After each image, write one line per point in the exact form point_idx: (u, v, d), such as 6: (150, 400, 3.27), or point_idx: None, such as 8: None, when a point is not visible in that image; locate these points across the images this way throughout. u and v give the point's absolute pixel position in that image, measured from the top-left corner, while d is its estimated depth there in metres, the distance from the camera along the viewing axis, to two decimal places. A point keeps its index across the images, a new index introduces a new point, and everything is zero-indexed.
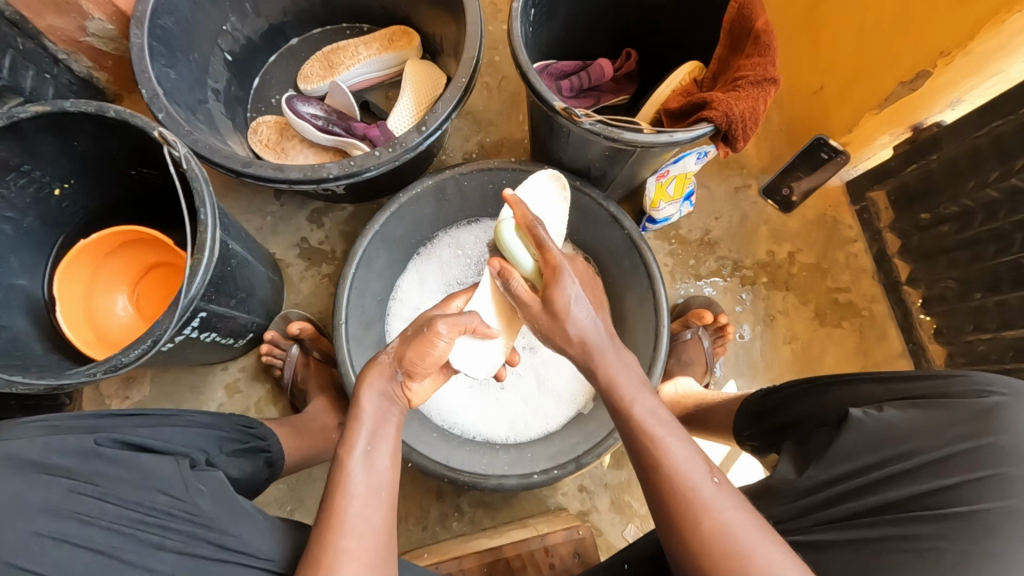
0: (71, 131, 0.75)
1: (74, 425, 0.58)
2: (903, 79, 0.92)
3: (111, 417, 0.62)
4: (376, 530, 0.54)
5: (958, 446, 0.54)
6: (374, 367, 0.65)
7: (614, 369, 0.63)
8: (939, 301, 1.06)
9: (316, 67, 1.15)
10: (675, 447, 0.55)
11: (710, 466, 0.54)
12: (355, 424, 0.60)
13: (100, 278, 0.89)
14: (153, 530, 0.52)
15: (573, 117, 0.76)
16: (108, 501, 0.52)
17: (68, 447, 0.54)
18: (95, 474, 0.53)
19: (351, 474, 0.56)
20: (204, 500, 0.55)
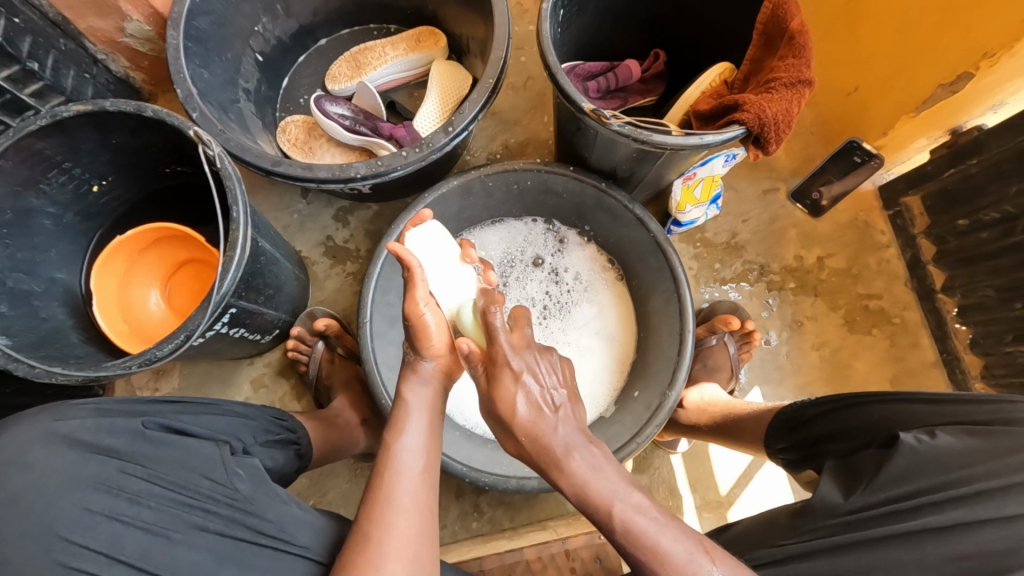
0: (111, 130, 0.78)
1: (123, 407, 0.59)
2: (943, 81, 0.89)
3: (155, 401, 0.64)
4: (419, 507, 0.57)
5: (1016, 475, 0.52)
6: (408, 368, 0.67)
7: (586, 478, 0.57)
8: (976, 310, 1.03)
9: (344, 67, 1.16)
10: (671, 548, 0.53)
11: (699, 541, 0.55)
12: (402, 412, 0.63)
13: (134, 273, 0.91)
14: (195, 512, 0.53)
15: (602, 119, 0.75)
16: (154, 483, 0.54)
17: (116, 428, 0.55)
18: (142, 456, 0.55)
19: (395, 461, 0.59)
20: (243, 484, 0.56)
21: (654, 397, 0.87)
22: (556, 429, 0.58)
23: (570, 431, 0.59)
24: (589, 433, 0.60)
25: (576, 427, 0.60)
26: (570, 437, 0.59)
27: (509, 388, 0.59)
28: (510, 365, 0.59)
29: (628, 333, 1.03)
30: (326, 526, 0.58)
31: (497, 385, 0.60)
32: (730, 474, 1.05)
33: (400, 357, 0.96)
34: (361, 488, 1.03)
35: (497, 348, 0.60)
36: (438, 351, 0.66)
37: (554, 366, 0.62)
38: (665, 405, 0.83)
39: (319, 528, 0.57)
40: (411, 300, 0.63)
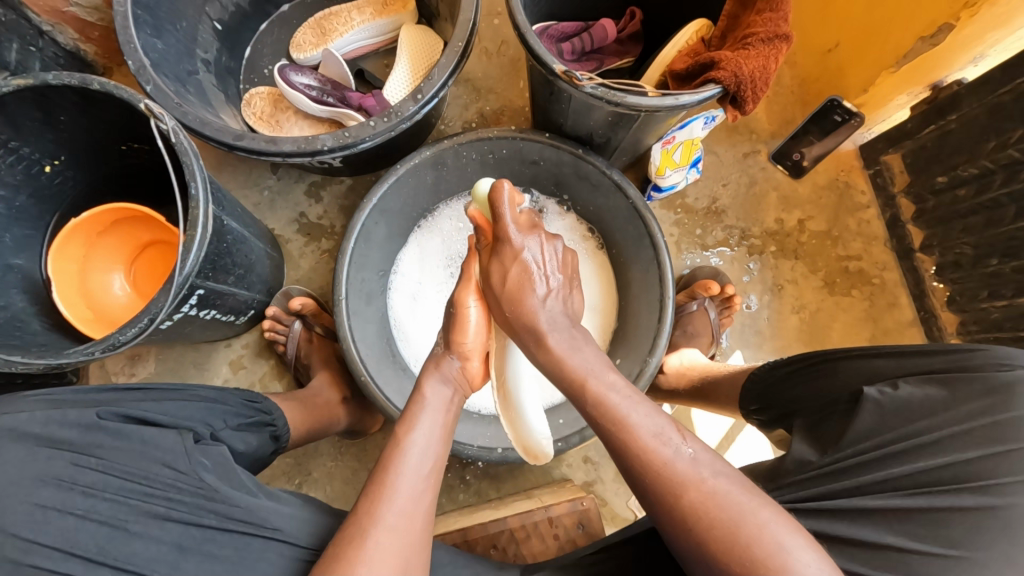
0: (57, 105, 0.73)
1: (79, 398, 0.58)
2: (923, 34, 0.87)
3: (115, 389, 0.62)
4: (418, 528, 0.54)
5: (971, 423, 0.54)
6: (433, 359, 0.67)
7: (563, 353, 0.58)
8: (952, 268, 1.03)
9: (309, 35, 1.11)
10: (641, 422, 0.53)
11: (681, 434, 0.53)
12: (415, 410, 0.61)
13: (95, 257, 0.88)
14: (157, 502, 0.53)
15: (574, 81, 0.73)
16: (112, 475, 0.53)
17: (69, 420, 0.54)
18: (97, 447, 0.54)
19: (403, 456, 0.57)
20: (207, 473, 0.56)
21: (635, 364, 0.87)
22: (530, 295, 0.60)
23: (552, 309, 0.60)
24: (574, 318, 0.61)
25: (563, 307, 0.61)
26: (551, 324, 0.59)
27: (510, 266, 0.61)
28: (515, 243, 0.61)
29: (610, 301, 1.02)
30: (298, 510, 0.58)
31: (495, 261, 0.62)
32: (712, 437, 1.06)
33: (380, 334, 0.95)
34: (346, 465, 1.03)
35: (501, 224, 0.60)
36: (470, 355, 0.67)
37: (553, 253, 0.62)
38: (646, 371, 0.83)
39: (289, 510, 0.57)
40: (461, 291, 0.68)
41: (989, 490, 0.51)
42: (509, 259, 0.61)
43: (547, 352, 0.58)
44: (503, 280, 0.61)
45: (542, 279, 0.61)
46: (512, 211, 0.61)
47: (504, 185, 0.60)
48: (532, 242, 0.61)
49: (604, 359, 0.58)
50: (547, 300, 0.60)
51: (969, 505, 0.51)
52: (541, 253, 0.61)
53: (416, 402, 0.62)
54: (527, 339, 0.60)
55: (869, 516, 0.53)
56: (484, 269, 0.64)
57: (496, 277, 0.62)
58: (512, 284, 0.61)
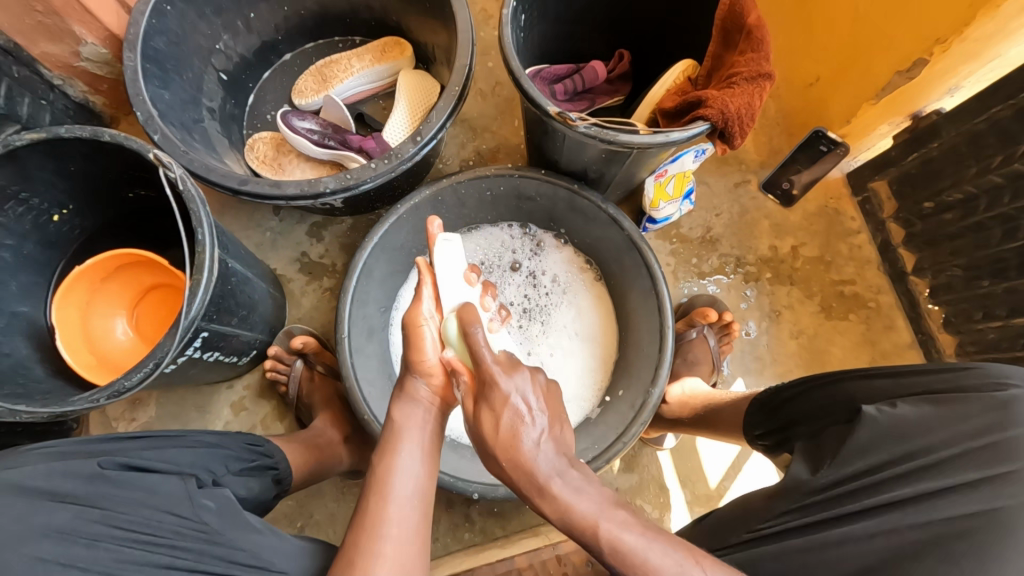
0: (68, 157, 0.76)
1: (78, 450, 0.58)
2: (899, 68, 0.91)
3: (117, 439, 0.62)
4: (412, 540, 0.54)
5: (970, 443, 0.54)
6: (400, 387, 0.65)
7: (569, 499, 0.53)
8: (946, 290, 1.05)
9: (310, 81, 1.15)
10: (662, 563, 0.49)
11: (705, 567, 0.49)
12: (396, 432, 0.61)
13: (98, 302, 0.89)
14: (163, 551, 0.52)
15: (568, 121, 0.76)
16: (116, 524, 0.52)
17: (72, 470, 0.54)
18: (102, 496, 0.53)
19: (388, 483, 0.57)
20: (210, 518, 0.55)
21: (638, 394, 0.87)
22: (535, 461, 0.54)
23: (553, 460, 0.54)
24: (573, 456, 0.56)
25: (557, 448, 0.55)
26: (549, 470, 0.54)
27: (501, 411, 0.56)
28: (502, 388, 0.56)
29: (610, 332, 1.03)
30: (303, 552, 0.58)
31: (483, 408, 0.57)
32: (718, 467, 1.05)
33: (381, 371, 0.95)
34: (348, 506, 1.01)
35: (483, 369, 0.58)
36: (435, 370, 0.64)
37: (539, 392, 0.58)
38: (648, 402, 0.83)
39: (294, 552, 0.57)
40: (414, 311, 0.66)
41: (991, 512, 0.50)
42: (499, 409, 0.56)
43: (553, 501, 0.53)
44: (496, 433, 0.55)
45: (536, 429, 0.55)
46: (490, 353, 0.59)
47: (475, 333, 0.60)
48: (517, 379, 0.57)
49: (610, 496, 0.54)
50: (540, 441, 0.55)
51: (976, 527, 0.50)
52: (530, 398, 0.56)
53: (393, 428, 0.61)
54: (523, 487, 0.55)
55: (875, 539, 0.53)
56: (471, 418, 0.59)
57: (489, 427, 0.56)
58: (503, 435, 0.55)
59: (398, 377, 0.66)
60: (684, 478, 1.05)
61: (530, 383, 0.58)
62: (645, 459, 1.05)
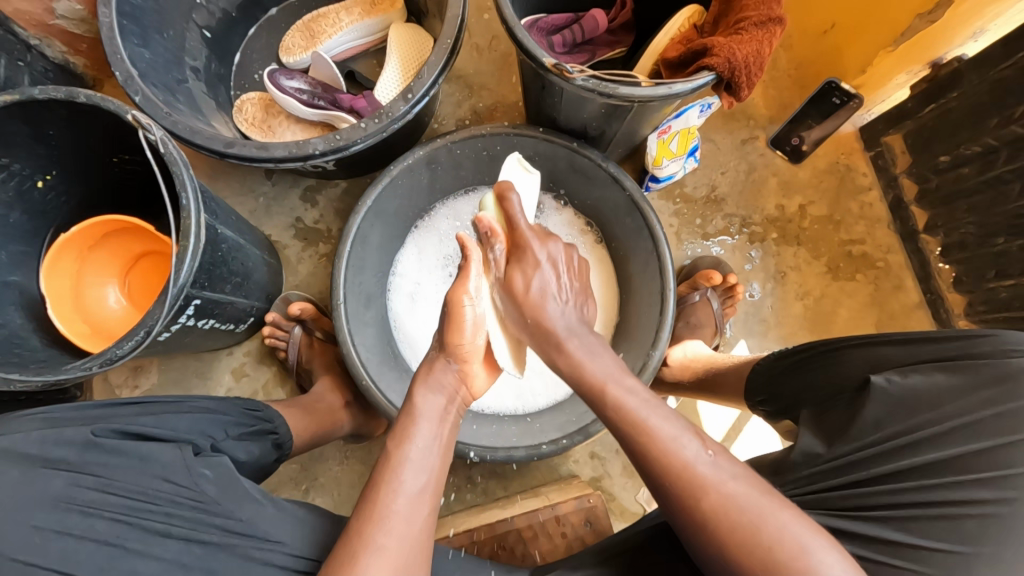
0: (46, 120, 0.73)
1: (74, 416, 0.57)
2: (920, 11, 0.86)
3: (113, 406, 0.62)
4: (416, 535, 0.54)
5: (980, 413, 0.52)
6: (426, 367, 0.66)
7: (582, 359, 0.61)
8: (958, 249, 1.01)
9: (298, 38, 1.10)
10: (660, 425, 0.56)
11: (704, 441, 0.55)
12: (409, 420, 0.61)
13: (90, 270, 0.88)
14: (157, 518, 0.52)
15: (565, 74, 0.71)
16: (112, 493, 0.52)
17: (65, 438, 0.53)
18: (96, 466, 0.53)
19: (400, 466, 0.57)
20: (207, 486, 0.55)
21: (638, 357, 0.86)
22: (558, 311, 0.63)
23: (570, 318, 0.63)
24: (590, 326, 0.64)
25: (576, 315, 0.64)
26: (568, 326, 0.62)
27: (531, 274, 0.63)
28: (535, 254, 0.64)
29: (610, 296, 1.01)
30: (300, 520, 0.58)
31: (515, 269, 0.65)
32: (719, 429, 1.05)
33: (380, 336, 0.95)
34: (352, 469, 1.03)
35: (517, 232, 0.65)
36: (467, 358, 0.67)
37: (568, 264, 0.66)
38: (649, 365, 0.83)
39: (290, 521, 0.57)
40: (457, 288, 0.66)
41: (1005, 484, 0.49)
42: (530, 272, 0.63)
43: (566, 356, 0.61)
44: (523, 293, 0.63)
45: (559, 299, 0.63)
46: (528, 222, 0.66)
47: (513, 197, 0.67)
48: (550, 248, 0.65)
49: (622, 368, 0.61)
50: (562, 307, 0.63)
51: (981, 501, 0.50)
52: (561, 276, 0.65)
53: (408, 412, 0.62)
54: (542, 345, 0.63)
55: (883, 512, 0.53)
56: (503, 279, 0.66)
57: (517, 282, 0.64)
58: (532, 296, 0.63)
59: (428, 355, 0.68)
60: None
61: (559, 250, 0.66)
62: None
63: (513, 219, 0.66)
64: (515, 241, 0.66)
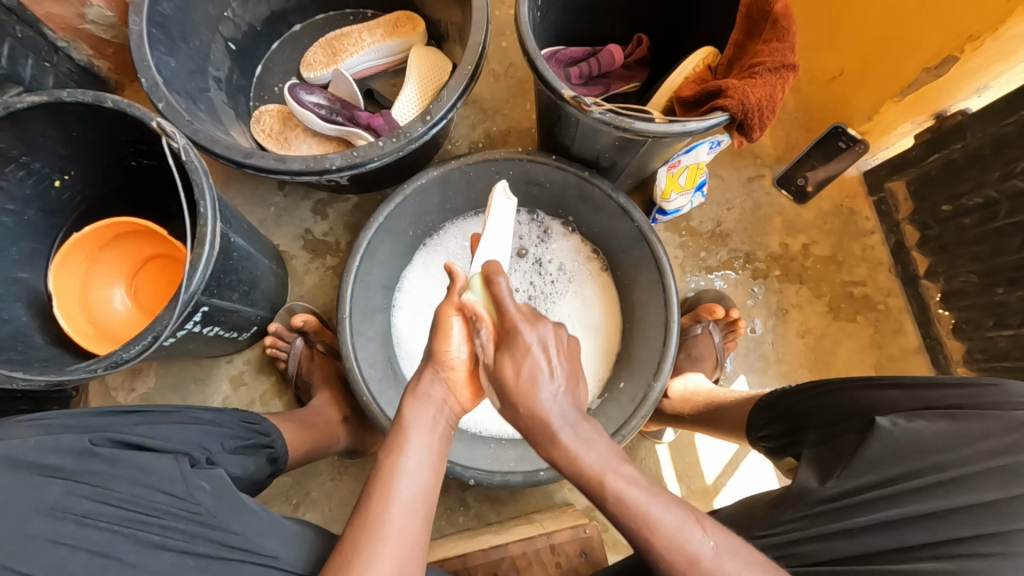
0: (70, 121, 0.74)
1: (73, 425, 0.57)
2: (927, 65, 0.89)
3: (113, 413, 0.62)
4: (410, 543, 0.53)
5: (985, 463, 0.52)
6: (415, 380, 0.64)
7: (578, 452, 0.54)
8: (958, 295, 1.03)
9: (319, 54, 1.12)
10: (664, 517, 0.51)
11: (703, 523, 0.52)
12: (403, 431, 0.59)
13: (96, 271, 0.88)
14: (152, 530, 0.52)
15: (582, 106, 0.73)
16: (107, 502, 0.51)
17: (62, 445, 0.53)
18: (91, 474, 0.52)
19: (391, 481, 0.55)
20: (204, 496, 0.55)
21: (639, 388, 0.87)
22: (548, 407, 0.55)
23: (563, 409, 0.55)
24: (585, 412, 0.57)
25: (571, 404, 0.56)
26: (565, 427, 0.55)
27: (522, 361, 0.56)
28: (527, 338, 0.57)
29: (613, 323, 1.02)
30: (296, 536, 0.57)
31: (503, 355, 0.58)
32: (716, 463, 1.05)
33: (382, 352, 0.95)
34: (345, 485, 1.02)
35: (507, 318, 0.59)
36: (453, 367, 0.64)
37: (558, 347, 0.58)
38: (649, 396, 0.83)
39: (286, 536, 0.56)
40: (444, 306, 0.65)
41: (1007, 537, 0.49)
42: (522, 357, 0.56)
43: (561, 450, 0.54)
44: (516, 378, 0.56)
45: (552, 381, 0.56)
46: (514, 304, 0.60)
47: (500, 281, 0.61)
48: (541, 330, 0.58)
49: (618, 451, 0.55)
50: (556, 393, 0.56)
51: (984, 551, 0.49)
52: (556, 360, 0.57)
53: (400, 424, 0.60)
54: (535, 437, 0.56)
55: (883, 557, 0.53)
56: (493, 369, 0.59)
57: (509, 374, 0.57)
58: (523, 386, 0.56)
59: (419, 367, 0.66)
60: (681, 473, 1.05)
61: (549, 334, 0.58)
62: (643, 452, 1.05)
63: (499, 304, 0.60)
64: (504, 328, 0.60)
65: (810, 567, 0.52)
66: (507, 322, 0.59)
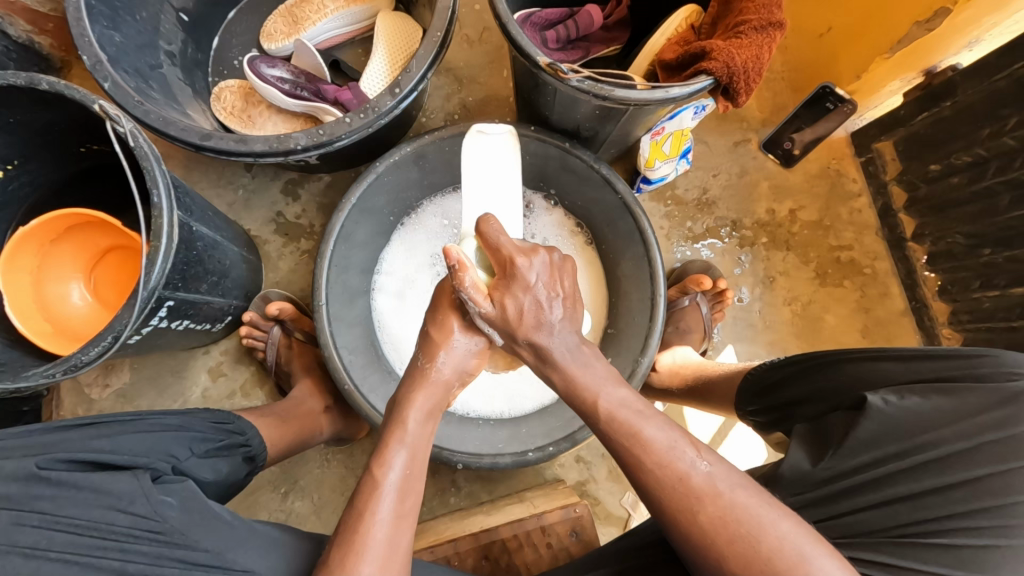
0: (6, 108, 0.68)
1: (21, 445, 0.55)
2: (919, 19, 0.85)
3: (64, 428, 0.59)
4: (397, 562, 0.53)
5: (979, 438, 0.52)
6: (416, 386, 0.63)
7: (576, 372, 0.60)
8: (945, 257, 1.02)
9: (280, 23, 1.05)
10: (656, 435, 0.55)
11: (698, 450, 0.54)
12: (392, 443, 0.59)
13: (50, 266, 0.83)
14: (112, 555, 0.50)
15: (559, 74, 0.69)
16: (59, 530, 0.49)
17: (6, 472, 0.50)
18: (40, 500, 0.50)
19: (372, 502, 0.54)
20: (170, 514, 0.53)
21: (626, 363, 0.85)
22: (551, 342, 0.61)
23: (564, 340, 0.61)
24: (581, 335, 0.63)
25: (570, 331, 0.62)
26: (565, 354, 0.61)
27: (522, 300, 0.60)
28: (528, 276, 0.60)
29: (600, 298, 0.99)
30: (269, 547, 0.57)
31: (504, 295, 0.61)
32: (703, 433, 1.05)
33: (363, 338, 0.92)
34: (333, 472, 1.01)
35: (507, 260, 0.61)
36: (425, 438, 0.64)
37: (554, 274, 0.63)
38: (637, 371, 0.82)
39: (259, 548, 0.56)
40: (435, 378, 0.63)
41: (1002, 511, 0.49)
42: (521, 295, 0.60)
43: (560, 373, 0.60)
44: (516, 316, 0.61)
45: (551, 319, 0.61)
46: (510, 242, 0.62)
47: (491, 222, 0.63)
48: (538, 264, 0.61)
49: (615, 376, 0.61)
50: (555, 330, 0.61)
51: (980, 526, 0.49)
52: (550, 296, 0.61)
53: (391, 437, 0.59)
54: (537, 361, 0.62)
55: (881, 536, 0.53)
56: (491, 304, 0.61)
57: (510, 313, 0.61)
58: (527, 321, 0.60)
59: (409, 365, 0.65)
60: None
61: (544, 266, 0.62)
62: None
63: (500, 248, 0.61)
64: (503, 265, 0.62)
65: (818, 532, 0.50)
66: (512, 270, 0.61)
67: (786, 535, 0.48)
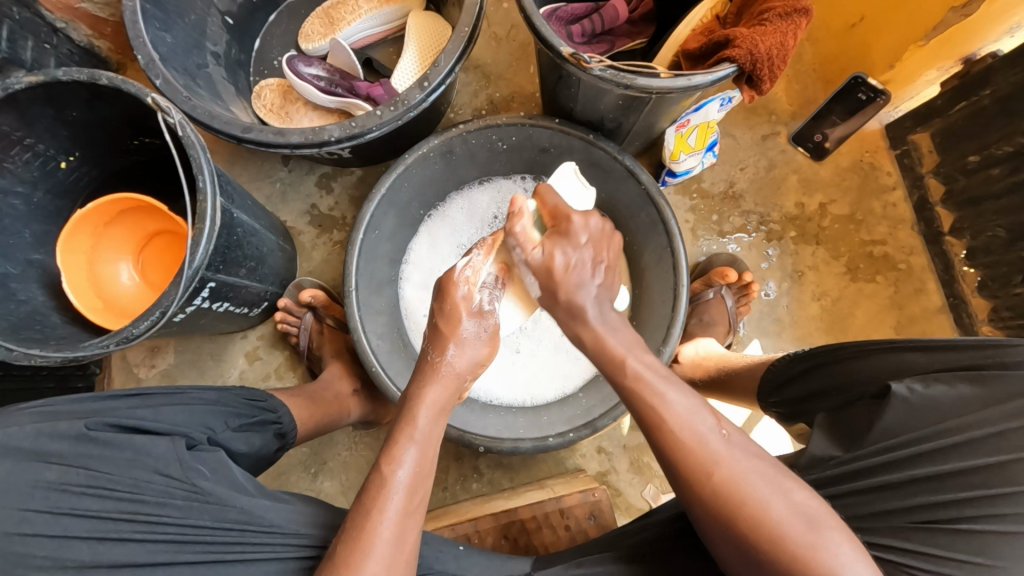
0: (70, 103, 0.74)
1: (71, 410, 0.58)
2: (954, 4, 0.83)
3: (112, 397, 0.62)
4: (404, 554, 0.54)
5: (1001, 424, 0.50)
6: (427, 369, 0.63)
7: (605, 330, 0.60)
8: (985, 252, 0.98)
9: (317, 24, 1.10)
10: (678, 399, 0.55)
11: (718, 419, 0.55)
12: (404, 438, 0.58)
13: (103, 247, 0.89)
14: (150, 507, 0.55)
15: (582, 64, 0.70)
16: (105, 483, 0.55)
17: (60, 431, 0.55)
18: (88, 457, 0.55)
19: (383, 497, 0.55)
20: (202, 478, 0.58)
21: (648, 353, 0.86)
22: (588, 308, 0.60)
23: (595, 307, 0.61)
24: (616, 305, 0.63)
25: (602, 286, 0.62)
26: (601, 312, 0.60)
27: (571, 253, 0.61)
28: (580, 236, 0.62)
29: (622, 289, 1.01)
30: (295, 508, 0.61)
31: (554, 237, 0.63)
32: None
33: (391, 325, 0.95)
34: (360, 454, 1.04)
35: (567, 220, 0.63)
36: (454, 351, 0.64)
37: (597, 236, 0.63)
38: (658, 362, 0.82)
39: (285, 509, 0.60)
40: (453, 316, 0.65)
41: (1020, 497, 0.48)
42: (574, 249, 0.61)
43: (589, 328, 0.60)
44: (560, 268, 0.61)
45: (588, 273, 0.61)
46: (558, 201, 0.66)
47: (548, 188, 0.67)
48: (592, 223, 0.63)
49: (640, 339, 0.60)
50: (593, 279, 0.61)
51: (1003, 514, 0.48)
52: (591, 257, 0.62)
53: (405, 431, 0.58)
54: (568, 320, 0.62)
55: (901, 521, 0.52)
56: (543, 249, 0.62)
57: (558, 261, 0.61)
58: (571, 277, 0.60)
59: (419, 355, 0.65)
60: None
61: (598, 228, 0.64)
62: None
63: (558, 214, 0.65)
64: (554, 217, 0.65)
65: (833, 511, 0.51)
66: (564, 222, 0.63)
67: (797, 504, 0.49)
